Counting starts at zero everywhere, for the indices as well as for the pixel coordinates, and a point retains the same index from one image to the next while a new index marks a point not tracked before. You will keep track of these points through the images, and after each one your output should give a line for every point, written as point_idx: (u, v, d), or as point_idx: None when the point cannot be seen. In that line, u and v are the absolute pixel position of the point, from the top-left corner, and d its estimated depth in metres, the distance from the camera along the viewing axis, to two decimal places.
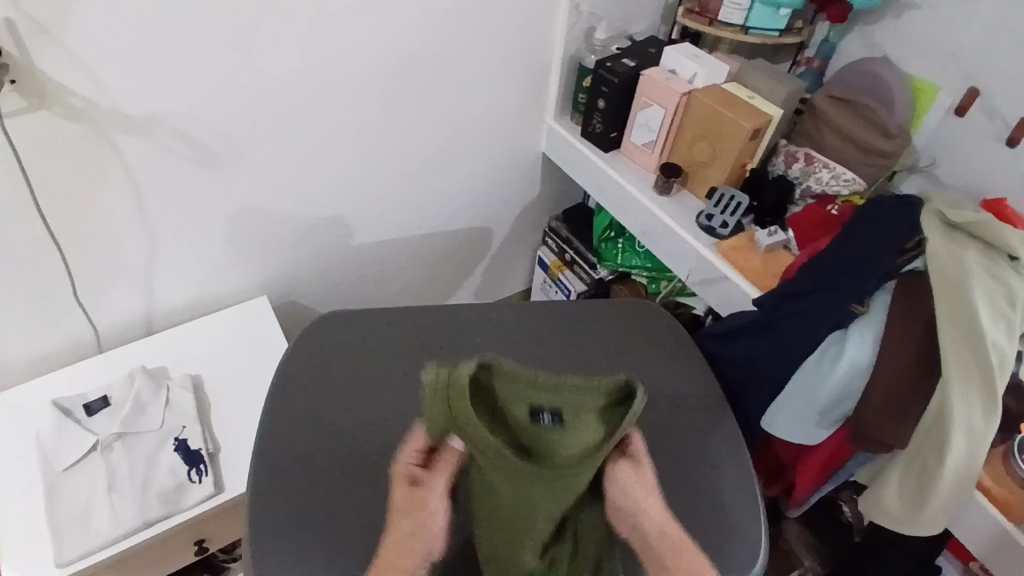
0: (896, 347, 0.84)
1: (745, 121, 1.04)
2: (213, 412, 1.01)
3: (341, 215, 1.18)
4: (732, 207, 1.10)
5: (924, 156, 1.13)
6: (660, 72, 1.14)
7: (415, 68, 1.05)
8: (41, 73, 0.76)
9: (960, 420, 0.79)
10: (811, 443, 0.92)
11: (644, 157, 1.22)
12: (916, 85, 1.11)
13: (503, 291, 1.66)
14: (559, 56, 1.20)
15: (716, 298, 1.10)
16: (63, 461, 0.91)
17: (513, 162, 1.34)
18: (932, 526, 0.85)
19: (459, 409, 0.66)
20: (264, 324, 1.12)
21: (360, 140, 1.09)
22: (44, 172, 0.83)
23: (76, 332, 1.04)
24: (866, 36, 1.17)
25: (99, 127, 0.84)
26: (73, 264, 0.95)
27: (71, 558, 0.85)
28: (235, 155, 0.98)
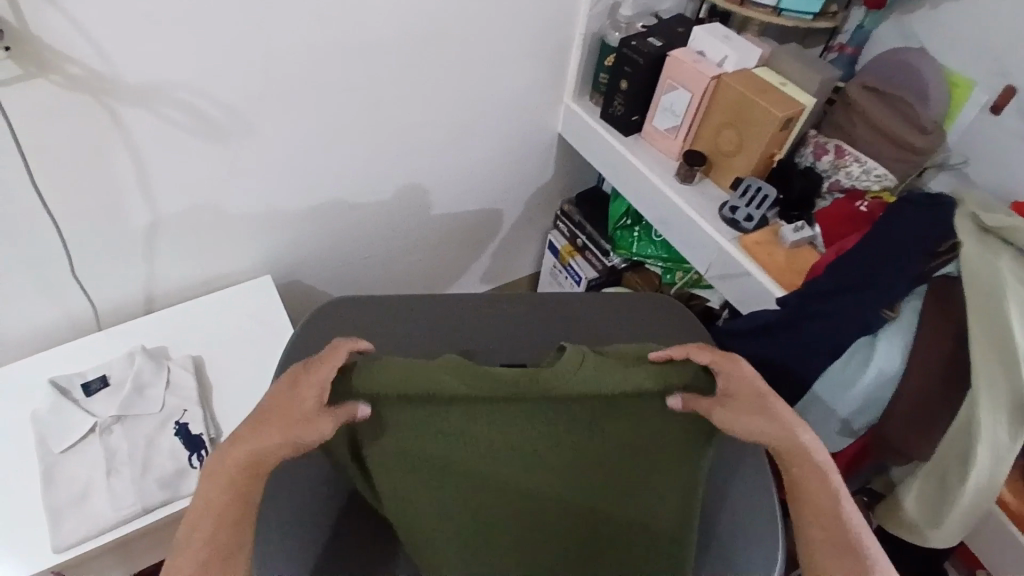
0: (926, 357, 0.82)
1: (777, 109, 0.99)
2: (215, 396, 0.98)
3: (349, 193, 1.13)
4: (758, 200, 1.05)
5: (955, 154, 1.08)
6: (688, 53, 1.09)
7: (431, 40, 0.99)
8: (41, 41, 0.71)
9: (986, 434, 0.75)
10: (834, 447, 0.92)
11: (666, 142, 1.17)
12: (952, 80, 1.05)
13: (511, 274, 1.62)
14: (582, 33, 1.14)
15: (736, 293, 1.06)
16: (60, 443, 0.88)
17: (528, 142, 1.29)
18: (951, 539, 0.83)
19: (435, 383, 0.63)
20: (268, 304, 1.08)
21: (372, 116, 1.04)
22: (39, 143, 0.79)
23: (74, 308, 1.00)
24: (902, 25, 1.12)
25: (99, 96, 0.79)
26: (70, 239, 0.91)
27: (70, 543, 0.82)
28: (241, 127, 0.93)
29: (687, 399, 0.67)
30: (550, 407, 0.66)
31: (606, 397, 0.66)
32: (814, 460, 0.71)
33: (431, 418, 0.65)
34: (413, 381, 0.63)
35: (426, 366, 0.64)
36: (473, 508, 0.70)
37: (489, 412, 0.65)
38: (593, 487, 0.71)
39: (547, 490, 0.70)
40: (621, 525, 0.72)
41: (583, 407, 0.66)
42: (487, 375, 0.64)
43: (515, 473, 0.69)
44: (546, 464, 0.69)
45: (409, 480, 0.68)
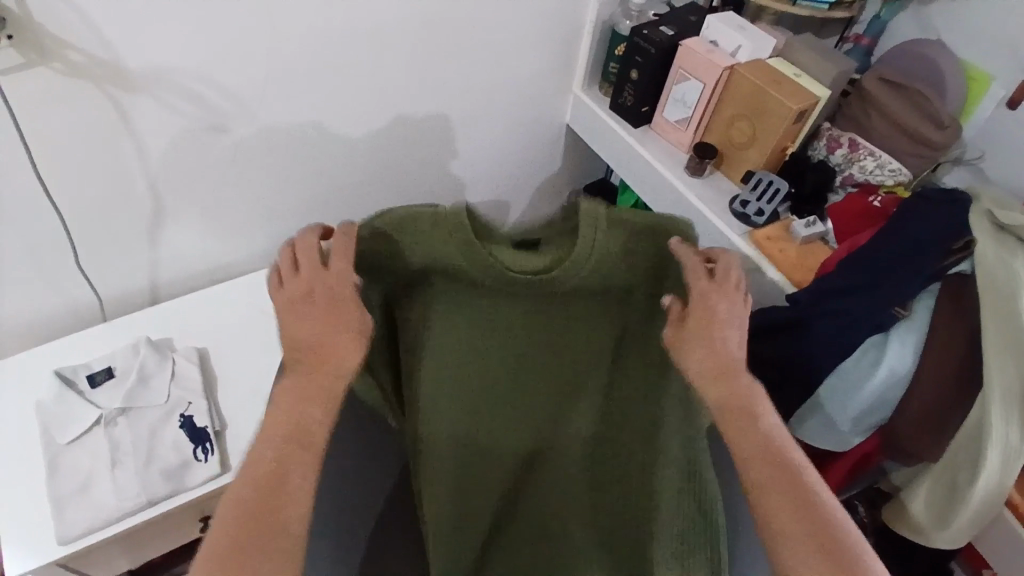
0: (938, 357, 0.82)
1: (792, 102, 0.98)
2: (219, 388, 0.97)
3: (354, 182, 1.12)
4: (769, 194, 1.04)
5: (972, 148, 1.06)
6: (701, 43, 1.06)
7: (439, 28, 0.97)
8: (41, 27, 0.70)
9: (998, 437, 0.75)
10: (841, 448, 0.90)
11: (676, 134, 1.15)
12: (970, 73, 1.03)
13: None
14: (592, 20, 1.12)
15: (746, 289, 1.05)
16: (66, 435, 0.88)
17: (536, 132, 1.28)
18: (959, 540, 0.83)
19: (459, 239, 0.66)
20: (272, 295, 1.08)
21: (379, 105, 1.03)
22: (41, 131, 0.77)
23: (78, 298, 1.00)
24: (921, 17, 1.09)
25: (101, 84, 0.77)
26: (73, 228, 0.90)
27: (75, 536, 0.82)
28: (246, 116, 0.91)
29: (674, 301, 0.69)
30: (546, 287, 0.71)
31: (605, 282, 0.71)
32: (757, 417, 0.65)
33: (444, 292, 0.72)
34: (439, 239, 0.67)
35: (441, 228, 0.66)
36: (479, 392, 0.78)
37: (501, 282, 0.70)
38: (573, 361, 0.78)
39: (535, 361, 0.78)
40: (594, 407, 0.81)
41: (585, 293, 0.73)
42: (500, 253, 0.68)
43: (517, 354, 0.77)
44: (538, 338, 0.76)
45: (426, 346, 0.74)
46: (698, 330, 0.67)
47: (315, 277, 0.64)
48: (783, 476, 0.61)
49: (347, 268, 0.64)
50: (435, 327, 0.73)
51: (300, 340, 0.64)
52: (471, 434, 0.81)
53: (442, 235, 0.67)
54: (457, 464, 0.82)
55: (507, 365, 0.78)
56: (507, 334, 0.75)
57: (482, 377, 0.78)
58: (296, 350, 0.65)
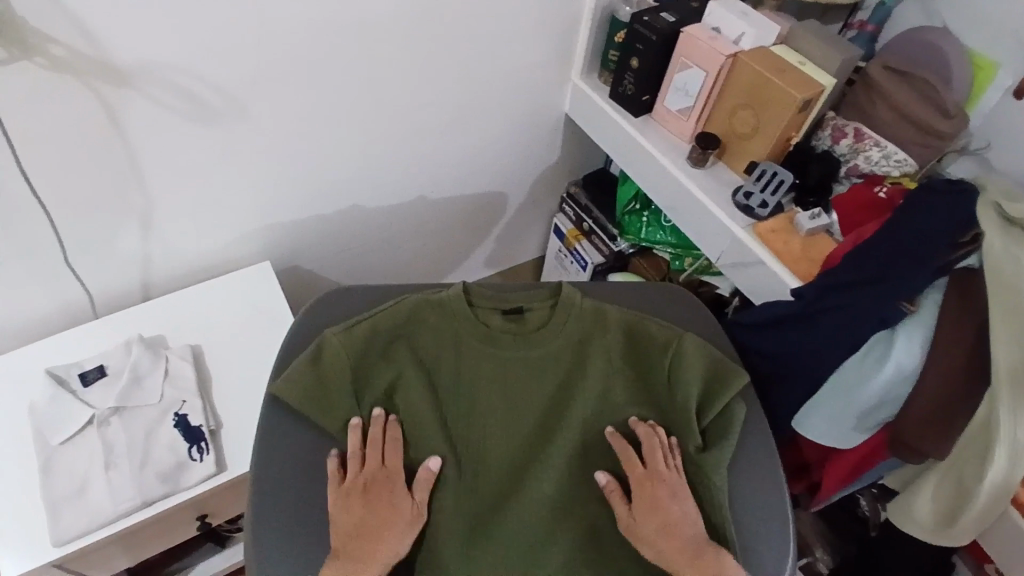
0: (945, 353, 0.79)
1: (797, 92, 0.95)
2: (214, 387, 0.95)
3: (349, 176, 1.10)
4: (773, 185, 1.01)
5: (977, 138, 1.04)
6: (703, 30, 1.04)
7: (435, 18, 0.95)
8: (23, 21, 0.67)
9: (1006, 438, 0.74)
10: (844, 446, 0.89)
11: (677, 123, 1.13)
12: (977, 62, 1.01)
13: (516, 257, 1.59)
14: (592, 7, 1.09)
15: (749, 283, 1.03)
16: (59, 436, 0.86)
17: (535, 123, 1.25)
18: (964, 538, 0.83)
19: (460, 314, 0.85)
20: (266, 290, 1.06)
21: (373, 96, 1.00)
22: (25, 127, 0.75)
23: (69, 296, 0.98)
24: (927, 4, 1.07)
25: (85, 78, 0.75)
26: (61, 225, 0.88)
27: (69, 537, 0.81)
28: (235, 110, 0.89)
29: (620, 441, 0.81)
30: (526, 347, 0.84)
31: (571, 343, 0.85)
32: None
33: (442, 363, 0.84)
34: (441, 315, 0.85)
35: (443, 303, 0.85)
36: (467, 460, 0.82)
37: (487, 342, 0.84)
38: (554, 424, 0.84)
39: (515, 425, 0.83)
40: (582, 474, 0.83)
41: (556, 350, 0.84)
42: (487, 319, 0.85)
43: (515, 417, 0.83)
44: (521, 404, 0.84)
45: (419, 414, 0.82)
46: (645, 518, 0.76)
47: (383, 475, 0.77)
48: None
49: (400, 467, 0.78)
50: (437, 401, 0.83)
51: (354, 534, 0.72)
52: (475, 507, 0.80)
53: (441, 311, 0.85)
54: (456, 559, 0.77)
55: (489, 434, 0.83)
56: (502, 394, 0.84)
57: (470, 443, 0.83)
58: (342, 540, 0.72)
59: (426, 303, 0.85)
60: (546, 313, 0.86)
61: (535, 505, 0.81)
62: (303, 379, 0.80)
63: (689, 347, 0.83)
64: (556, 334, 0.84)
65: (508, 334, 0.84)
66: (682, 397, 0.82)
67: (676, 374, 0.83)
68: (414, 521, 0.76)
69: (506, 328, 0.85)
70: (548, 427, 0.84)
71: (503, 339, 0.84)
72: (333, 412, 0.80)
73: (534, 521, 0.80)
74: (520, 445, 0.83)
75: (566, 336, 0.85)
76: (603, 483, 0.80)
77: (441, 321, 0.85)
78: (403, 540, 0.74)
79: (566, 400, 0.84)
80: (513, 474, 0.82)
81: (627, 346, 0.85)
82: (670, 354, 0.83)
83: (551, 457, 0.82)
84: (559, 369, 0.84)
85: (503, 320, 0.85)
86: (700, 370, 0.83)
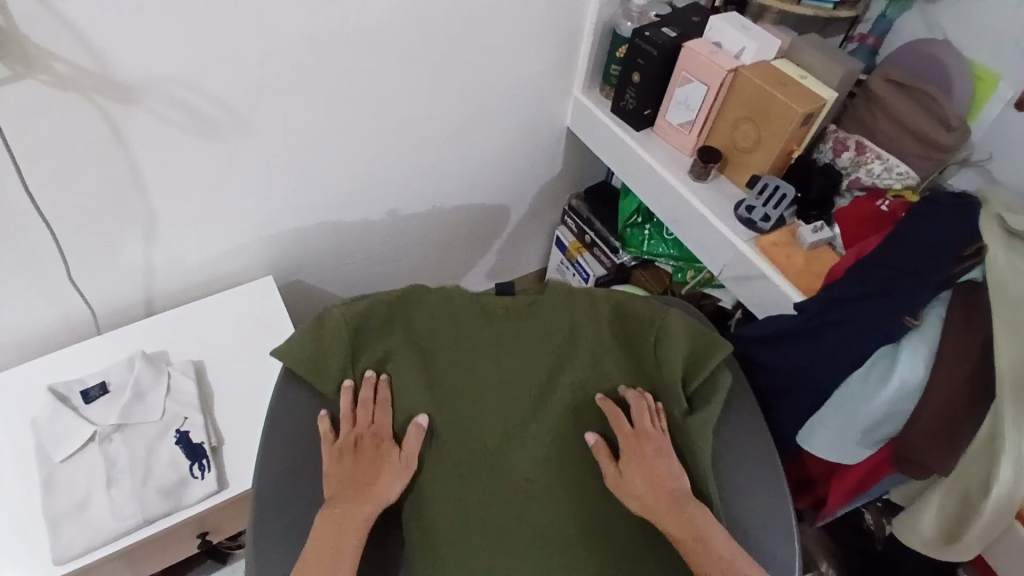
0: (950, 367, 0.79)
1: (798, 105, 0.95)
2: (216, 402, 0.95)
3: (352, 189, 1.10)
4: (775, 199, 1.01)
5: (979, 150, 1.04)
6: (704, 44, 1.04)
7: (437, 31, 0.95)
8: (27, 38, 0.67)
9: (1011, 450, 0.74)
10: (849, 461, 0.88)
11: (679, 137, 1.13)
12: (977, 73, 1.01)
13: (518, 269, 1.60)
14: (592, 21, 1.10)
15: (751, 296, 1.03)
16: (60, 452, 0.86)
17: (536, 136, 1.26)
18: (967, 554, 0.81)
19: (456, 297, 0.94)
20: (268, 305, 1.06)
21: (377, 109, 1.01)
22: (28, 143, 0.75)
23: (71, 311, 0.98)
24: (928, 17, 1.07)
25: (89, 95, 0.75)
26: (64, 241, 0.88)
27: (70, 555, 0.81)
28: (238, 125, 0.89)
29: (609, 406, 0.90)
30: (518, 326, 0.95)
31: (560, 322, 0.95)
32: (701, 530, 0.76)
33: (438, 340, 0.93)
34: (438, 298, 0.94)
35: (440, 289, 0.94)
36: (459, 426, 0.91)
37: (483, 321, 0.94)
38: (541, 395, 0.94)
39: (506, 396, 0.93)
40: (565, 439, 0.93)
41: (546, 329, 0.95)
42: (482, 302, 0.95)
43: (500, 386, 0.93)
44: (511, 377, 0.94)
45: (415, 385, 0.90)
46: (633, 473, 0.84)
47: (374, 432, 0.86)
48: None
49: (388, 425, 0.87)
50: (428, 370, 0.92)
51: (350, 484, 0.79)
52: (460, 464, 0.90)
53: (438, 295, 0.94)
54: (442, 506, 0.88)
55: (482, 403, 0.93)
56: (490, 366, 0.94)
57: (462, 411, 0.92)
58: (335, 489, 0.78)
59: (423, 289, 0.93)
60: (536, 297, 0.95)
61: (516, 464, 0.92)
62: (304, 342, 0.87)
63: (674, 321, 0.91)
64: (546, 315, 0.95)
65: (502, 315, 0.94)
66: (668, 368, 0.90)
67: (660, 347, 0.92)
68: (403, 471, 0.84)
69: (501, 309, 0.95)
70: (536, 398, 0.94)
71: (497, 319, 0.94)
72: (330, 375, 0.88)
73: (512, 474, 0.91)
74: (511, 414, 0.93)
75: (555, 317, 0.95)
76: (592, 442, 0.89)
77: (438, 303, 0.94)
78: (394, 486, 0.82)
79: (554, 373, 0.94)
80: (501, 440, 0.92)
81: (611, 322, 0.94)
82: (657, 328, 0.92)
83: (531, 420, 0.93)
84: (544, 343, 0.94)
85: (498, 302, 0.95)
86: (684, 345, 0.90)
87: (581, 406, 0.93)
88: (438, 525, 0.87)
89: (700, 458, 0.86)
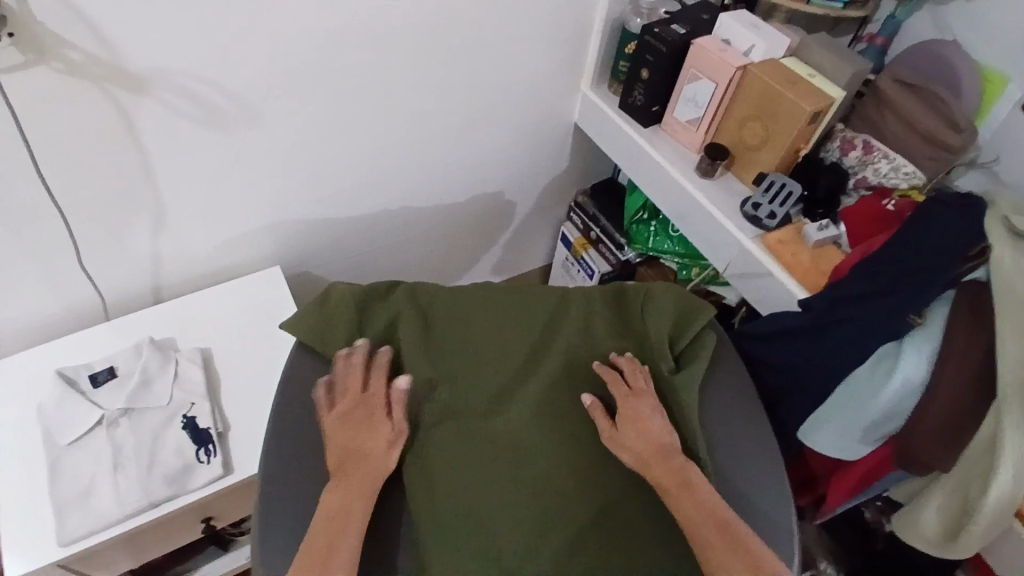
0: (954, 367, 0.79)
1: (805, 102, 0.96)
2: (223, 389, 0.96)
3: (360, 180, 1.11)
4: (782, 197, 1.02)
5: (987, 152, 1.04)
6: (714, 42, 1.04)
7: (448, 24, 0.95)
8: (40, 26, 0.68)
9: (1014, 451, 0.74)
10: (851, 458, 0.88)
11: (686, 134, 1.14)
12: (985, 75, 1.01)
13: (522, 265, 1.60)
14: (602, 18, 1.10)
15: (756, 294, 1.04)
16: (67, 436, 0.87)
17: (544, 131, 1.26)
18: (968, 552, 0.82)
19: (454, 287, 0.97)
20: (274, 294, 1.07)
21: (387, 102, 1.01)
22: (40, 128, 0.76)
23: (80, 297, 0.99)
24: (939, 17, 1.07)
25: (102, 82, 0.76)
26: (74, 226, 0.89)
27: (74, 538, 0.81)
28: (249, 114, 0.90)
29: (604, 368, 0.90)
30: (514, 299, 0.96)
31: (553, 296, 0.97)
32: (691, 485, 0.78)
33: (437, 314, 0.94)
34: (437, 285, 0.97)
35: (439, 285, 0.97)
36: (454, 389, 0.90)
37: (480, 298, 0.96)
38: (537, 360, 0.93)
39: (502, 362, 0.92)
40: (561, 404, 0.90)
41: (541, 302, 0.96)
42: (479, 284, 0.98)
43: (498, 352, 0.93)
44: (508, 345, 0.93)
45: (413, 348, 0.90)
46: (629, 430, 0.84)
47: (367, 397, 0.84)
48: (719, 532, 0.73)
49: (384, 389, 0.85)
50: (431, 341, 0.92)
51: (352, 449, 0.79)
52: (453, 425, 0.87)
53: (436, 285, 0.97)
54: (443, 475, 0.84)
55: (479, 369, 0.91)
56: (487, 334, 0.93)
57: (457, 376, 0.91)
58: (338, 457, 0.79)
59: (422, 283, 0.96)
60: (530, 283, 0.99)
61: (510, 426, 0.88)
62: (311, 316, 0.90)
63: (658, 286, 0.96)
64: (540, 291, 0.97)
65: (498, 292, 0.96)
66: (655, 334, 0.93)
67: (648, 311, 0.95)
68: (397, 434, 0.83)
69: (497, 289, 0.97)
70: (531, 363, 0.92)
71: (493, 296, 0.96)
72: (334, 350, 0.90)
73: (518, 446, 0.87)
74: (506, 380, 0.91)
75: (550, 294, 0.97)
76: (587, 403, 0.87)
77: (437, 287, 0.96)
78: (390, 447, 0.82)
79: (549, 340, 0.94)
80: (496, 404, 0.90)
81: (602, 295, 0.97)
82: (642, 295, 0.96)
83: (528, 383, 0.91)
84: (543, 315, 0.95)
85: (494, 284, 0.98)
86: (673, 310, 0.94)
87: (577, 371, 0.92)
88: (440, 493, 0.82)
89: (690, 421, 0.87)
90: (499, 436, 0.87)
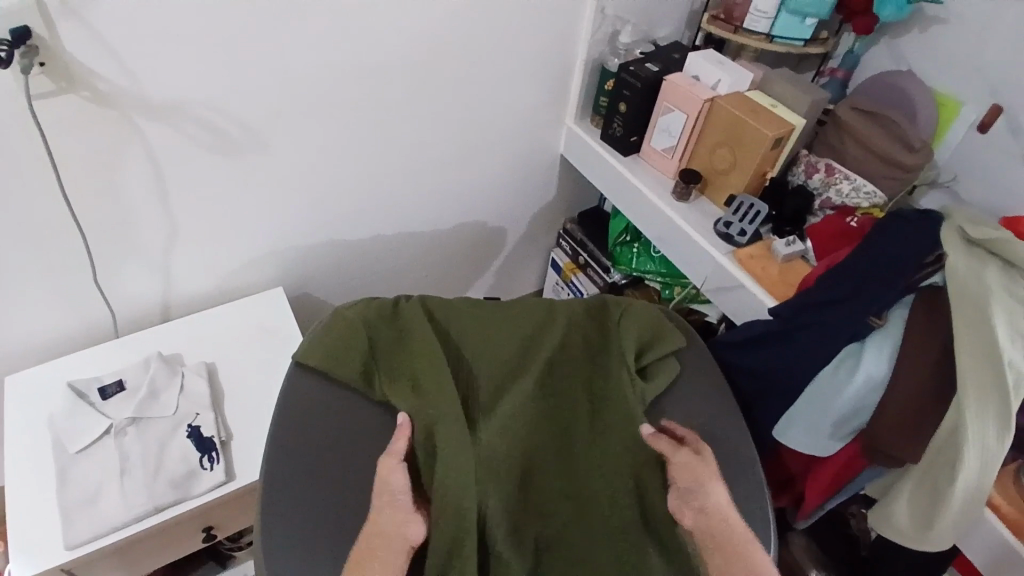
0: (912, 364, 0.84)
1: (767, 129, 1.04)
2: (226, 400, 1.01)
3: (359, 208, 1.19)
4: (751, 216, 1.09)
5: (946, 171, 1.12)
6: (683, 77, 1.13)
7: (441, 63, 1.05)
8: (71, 58, 0.77)
9: (975, 444, 0.77)
10: (822, 455, 0.92)
11: (664, 162, 1.21)
12: (941, 100, 1.09)
13: (515, 292, 1.67)
14: (582, 58, 1.20)
15: (732, 306, 1.10)
16: (77, 443, 0.92)
17: (532, 162, 1.35)
18: (939, 545, 0.84)
19: (451, 304, 1.01)
20: (277, 314, 1.13)
21: (384, 134, 1.10)
22: (67, 153, 0.84)
23: (95, 315, 1.06)
24: (893, 49, 1.16)
25: (125, 111, 0.84)
26: (92, 245, 0.96)
27: (78, 542, 0.85)
28: (257, 143, 0.98)
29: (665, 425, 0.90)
30: (507, 313, 1.00)
31: (542, 311, 1.01)
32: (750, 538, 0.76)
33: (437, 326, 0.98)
34: (435, 302, 1.00)
35: (438, 302, 1.01)
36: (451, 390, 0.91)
37: (476, 312, 1.00)
38: (527, 367, 0.95)
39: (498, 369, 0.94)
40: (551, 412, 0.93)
41: (533, 315, 1.00)
42: (474, 302, 1.02)
43: (493, 358, 0.95)
44: (501, 353, 0.96)
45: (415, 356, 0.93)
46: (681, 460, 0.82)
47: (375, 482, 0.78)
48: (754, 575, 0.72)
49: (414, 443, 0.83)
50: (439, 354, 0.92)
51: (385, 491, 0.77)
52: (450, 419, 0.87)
53: (435, 302, 1.00)
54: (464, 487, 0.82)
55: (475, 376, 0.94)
56: (482, 342, 0.96)
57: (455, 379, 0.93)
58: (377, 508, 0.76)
59: (422, 299, 1.00)
60: (520, 301, 1.03)
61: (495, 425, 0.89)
62: (323, 343, 0.92)
63: (637, 304, 1.02)
64: (531, 307, 1.02)
65: (492, 308, 1.01)
66: (628, 340, 0.98)
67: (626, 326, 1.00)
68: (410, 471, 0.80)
69: (491, 306, 1.01)
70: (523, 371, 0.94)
71: (489, 310, 1.00)
72: (343, 373, 0.90)
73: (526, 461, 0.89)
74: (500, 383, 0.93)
75: (539, 309, 1.01)
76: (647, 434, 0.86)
77: (435, 303, 1.00)
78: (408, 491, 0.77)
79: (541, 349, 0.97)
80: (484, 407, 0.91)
81: (587, 310, 1.02)
82: (621, 308, 1.02)
83: (518, 386, 0.93)
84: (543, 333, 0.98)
85: (488, 302, 1.02)
86: (647, 328, 1.00)
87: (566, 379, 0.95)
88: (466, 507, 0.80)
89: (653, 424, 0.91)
90: (488, 439, 0.88)
